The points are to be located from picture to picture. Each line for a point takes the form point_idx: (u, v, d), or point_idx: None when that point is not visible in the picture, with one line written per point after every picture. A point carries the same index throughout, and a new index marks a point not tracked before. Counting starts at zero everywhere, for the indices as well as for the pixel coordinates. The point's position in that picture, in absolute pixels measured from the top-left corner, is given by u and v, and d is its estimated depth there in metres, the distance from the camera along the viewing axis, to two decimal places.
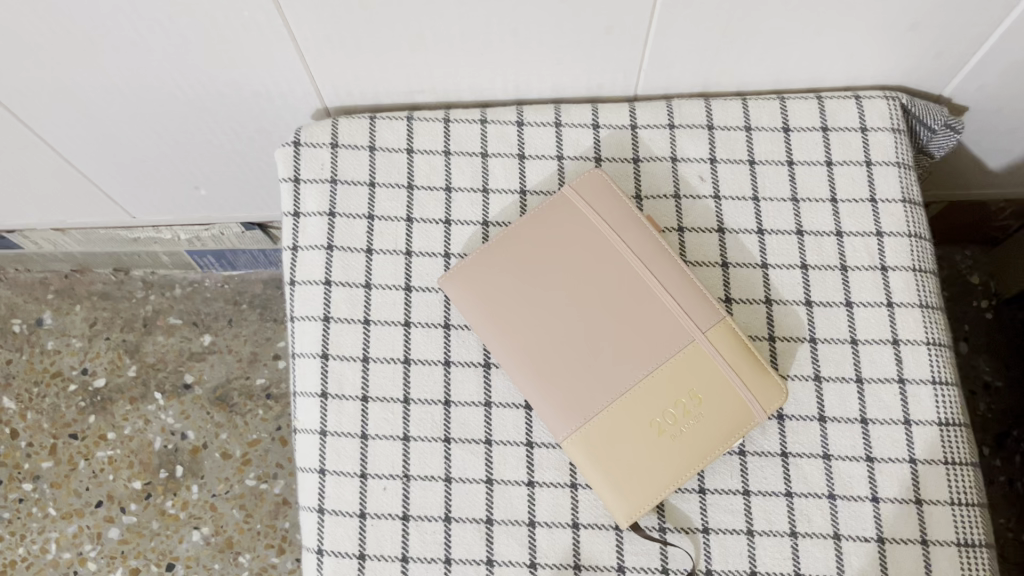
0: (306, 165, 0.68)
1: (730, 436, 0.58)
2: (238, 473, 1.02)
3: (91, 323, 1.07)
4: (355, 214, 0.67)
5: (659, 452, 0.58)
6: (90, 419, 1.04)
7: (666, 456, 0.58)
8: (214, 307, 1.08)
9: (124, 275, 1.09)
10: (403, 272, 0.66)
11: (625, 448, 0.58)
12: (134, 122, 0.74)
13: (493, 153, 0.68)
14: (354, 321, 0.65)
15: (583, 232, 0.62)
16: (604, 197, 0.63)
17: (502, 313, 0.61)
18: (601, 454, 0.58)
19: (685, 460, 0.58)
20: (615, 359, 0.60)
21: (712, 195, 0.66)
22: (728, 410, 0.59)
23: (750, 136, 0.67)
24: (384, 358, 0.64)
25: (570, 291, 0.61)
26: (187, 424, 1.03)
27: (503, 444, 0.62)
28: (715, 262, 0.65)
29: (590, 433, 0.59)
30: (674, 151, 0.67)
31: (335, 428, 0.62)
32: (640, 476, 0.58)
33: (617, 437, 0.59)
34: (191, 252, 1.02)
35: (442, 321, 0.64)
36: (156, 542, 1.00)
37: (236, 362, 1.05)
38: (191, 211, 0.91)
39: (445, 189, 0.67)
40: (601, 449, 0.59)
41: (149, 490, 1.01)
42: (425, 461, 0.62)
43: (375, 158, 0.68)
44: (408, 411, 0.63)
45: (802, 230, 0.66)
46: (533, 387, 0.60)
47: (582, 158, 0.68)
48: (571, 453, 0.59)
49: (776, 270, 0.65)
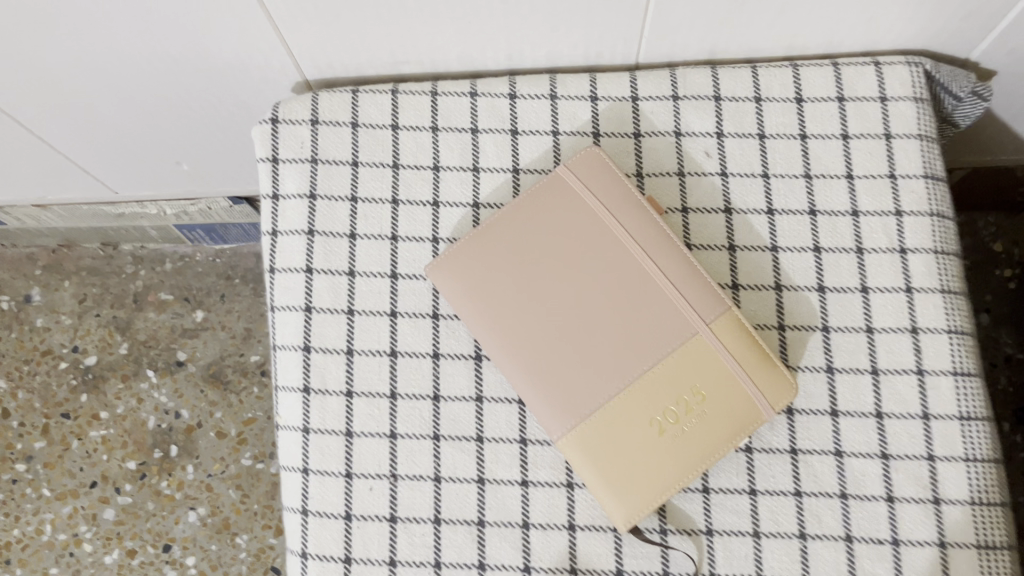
0: (285, 143, 0.63)
1: (736, 436, 0.55)
2: (234, 453, 0.99)
3: (81, 299, 1.04)
4: (338, 196, 0.63)
5: (661, 453, 0.55)
6: (82, 399, 1.01)
7: (668, 457, 0.54)
8: (206, 282, 1.04)
9: (113, 250, 1.05)
10: (389, 258, 0.62)
11: (624, 449, 0.55)
12: (106, 98, 0.69)
13: (483, 129, 0.63)
14: (337, 311, 0.61)
15: (578, 216, 0.58)
16: (600, 176, 0.58)
17: (492, 305, 0.58)
18: (597, 456, 0.55)
19: (688, 461, 0.54)
20: (614, 354, 0.56)
21: (719, 172, 0.62)
22: (735, 406, 0.55)
23: (760, 108, 0.63)
24: (370, 350, 0.60)
25: (565, 280, 0.57)
26: (180, 403, 1.01)
27: (495, 442, 0.59)
28: (721, 245, 0.61)
29: (587, 433, 0.55)
30: (678, 124, 0.63)
31: (319, 426, 0.59)
32: (639, 478, 0.55)
33: (615, 438, 0.55)
34: (180, 226, 0.98)
35: (431, 311, 0.61)
36: (152, 523, 0.98)
37: (230, 339, 1.03)
38: (175, 186, 0.87)
39: (433, 168, 0.63)
40: (598, 450, 0.55)
41: (144, 470, 0.99)
42: (413, 460, 0.59)
43: (358, 136, 0.64)
44: (395, 407, 0.59)
45: (815, 210, 0.61)
46: (527, 384, 0.56)
47: (579, 133, 0.63)
48: (567, 455, 0.56)
49: (787, 253, 0.61)
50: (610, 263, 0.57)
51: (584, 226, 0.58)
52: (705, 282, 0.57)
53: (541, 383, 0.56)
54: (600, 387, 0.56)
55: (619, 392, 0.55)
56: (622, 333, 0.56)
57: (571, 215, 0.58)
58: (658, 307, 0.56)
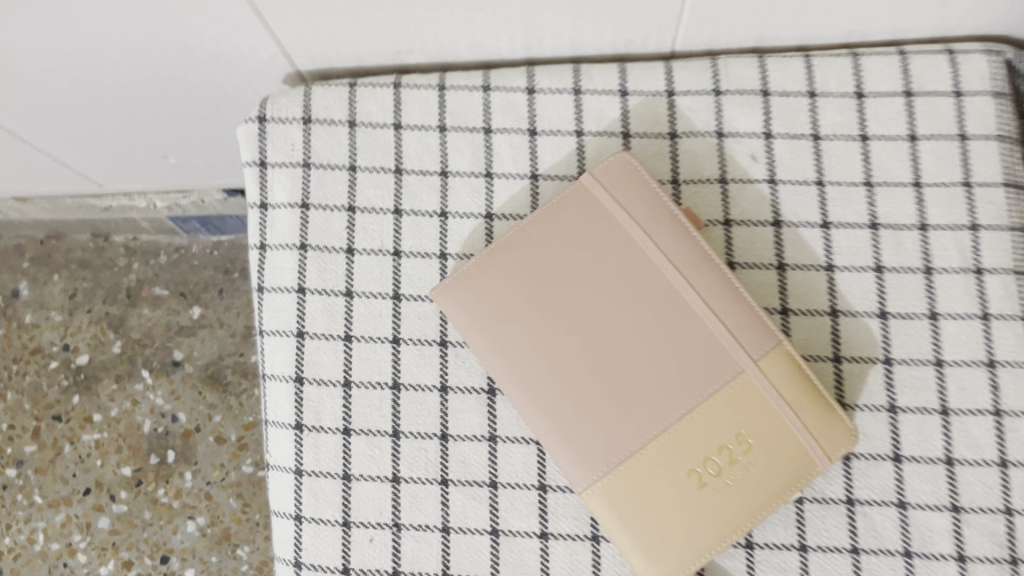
0: (273, 145, 0.56)
1: (787, 490, 0.48)
2: (234, 459, 0.94)
3: (71, 294, 0.98)
4: (333, 206, 0.56)
5: (700, 509, 0.48)
6: (74, 400, 0.96)
7: (708, 514, 0.48)
8: (203, 276, 0.98)
9: (104, 241, 0.99)
10: (391, 276, 0.55)
11: (657, 503, 0.48)
12: (77, 90, 0.62)
13: (498, 128, 0.56)
14: (333, 337, 0.54)
15: (606, 234, 0.51)
16: (632, 188, 0.51)
17: (508, 337, 0.51)
18: (628, 511, 0.48)
19: (732, 519, 0.48)
20: (647, 394, 0.49)
21: (767, 179, 0.54)
22: (785, 457, 0.48)
23: (815, 105, 0.55)
24: (369, 382, 0.54)
25: (591, 307, 0.50)
26: (177, 405, 0.95)
27: (510, 488, 0.52)
28: (769, 263, 0.53)
29: (615, 484, 0.48)
30: (720, 124, 0.55)
31: (312, 467, 0.53)
32: (676, 538, 0.48)
33: (648, 490, 0.48)
34: (173, 218, 0.92)
35: (438, 337, 0.54)
36: (150, 533, 0.93)
37: (229, 337, 0.96)
38: (164, 179, 0.80)
39: (440, 174, 0.56)
40: (628, 503, 0.48)
41: (140, 477, 0.94)
42: (418, 507, 0.52)
43: (356, 136, 0.56)
44: (398, 447, 0.53)
45: (877, 224, 0.53)
46: (548, 427, 0.50)
47: (607, 133, 0.55)
48: (593, 509, 0.49)
49: (844, 273, 0.53)
50: (643, 288, 0.50)
51: (613, 245, 0.51)
52: (752, 312, 0.49)
53: (564, 426, 0.50)
54: (631, 432, 0.49)
55: (652, 438, 0.49)
56: (656, 370, 0.49)
57: (598, 233, 0.51)
58: (698, 340, 0.49)
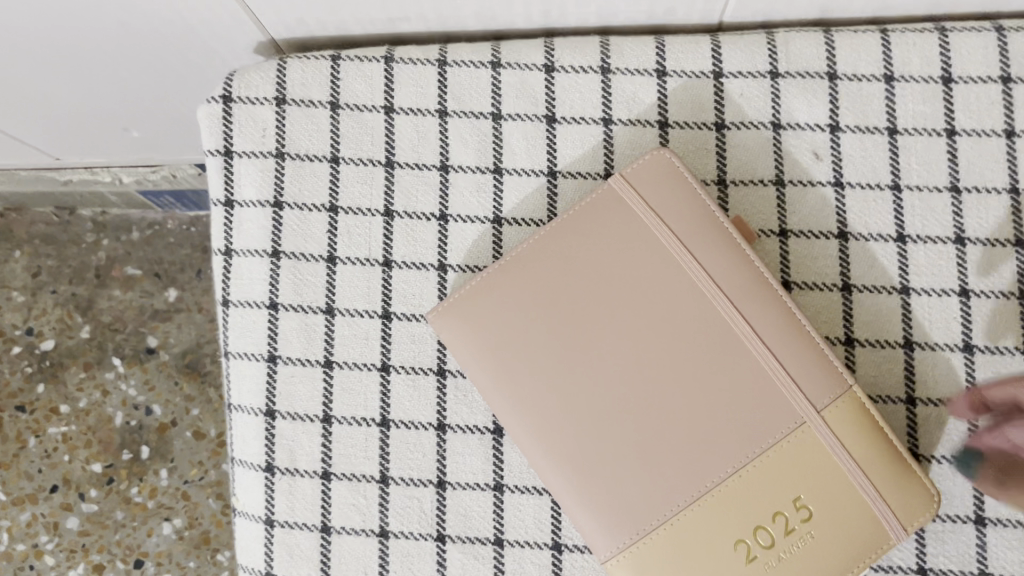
0: (240, 131, 0.47)
1: (852, 565, 0.40)
2: (214, 457, 0.86)
3: (34, 273, 0.89)
4: (312, 206, 0.47)
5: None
6: (39, 389, 0.88)
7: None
8: (180, 255, 0.89)
9: (70, 215, 0.89)
10: (380, 292, 0.46)
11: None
12: (11, 58, 0.52)
13: (509, 114, 0.47)
14: (310, 364, 0.46)
15: (640, 252, 0.42)
16: (676, 196, 0.42)
17: (519, 375, 0.42)
18: None
19: None
20: (687, 447, 0.41)
21: (831, 182, 0.45)
22: (852, 523, 0.40)
23: (892, 92, 0.45)
24: (352, 418, 0.45)
25: (621, 341, 0.42)
26: (152, 397, 0.87)
27: (519, 547, 0.44)
28: (833, 283, 0.45)
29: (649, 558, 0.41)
30: (777, 113, 0.46)
31: (286, 517, 0.45)
32: None
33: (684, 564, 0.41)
34: (144, 192, 0.82)
35: (435, 366, 0.45)
36: (122, 535, 0.86)
37: (208, 323, 0.88)
38: (128, 154, 0.71)
39: (440, 169, 0.47)
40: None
41: (111, 474, 0.86)
42: (411, 567, 0.44)
43: (339, 121, 0.47)
44: (386, 496, 0.45)
45: (964, 238, 0.44)
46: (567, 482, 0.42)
47: (640, 122, 0.46)
48: None
49: (923, 298, 0.44)
50: (686, 320, 0.41)
51: (651, 266, 0.42)
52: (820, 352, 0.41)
53: (586, 482, 0.42)
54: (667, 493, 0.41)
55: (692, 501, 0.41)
56: (700, 418, 0.41)
57: (633, 250, 0.42)
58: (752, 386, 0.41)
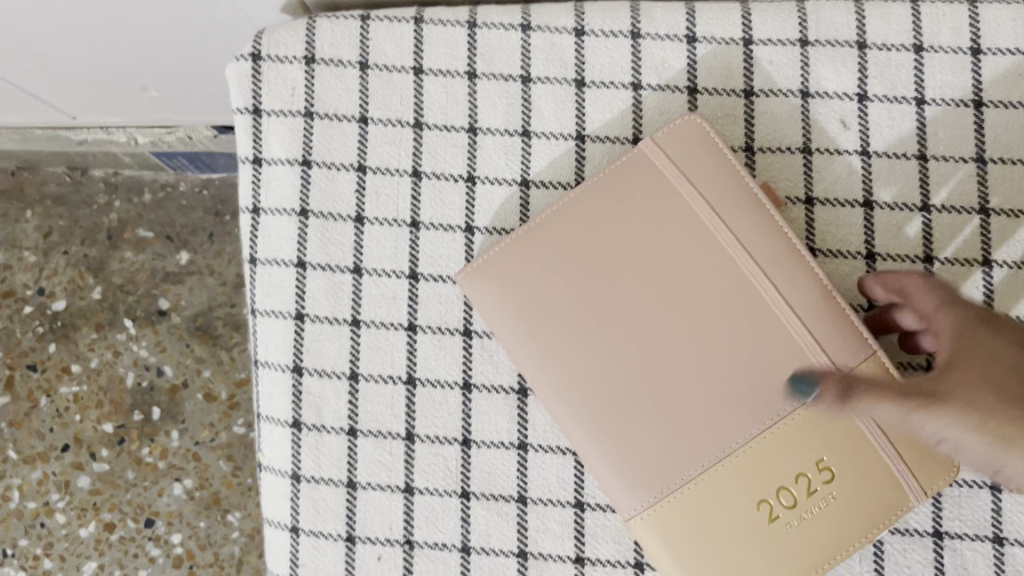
0: (269, 89, 0.47)
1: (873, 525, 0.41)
2: (225, 419, 0.87)
3: (46, 233, 0.89)
4: (341, 165, 0.47)
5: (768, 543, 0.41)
6: (50, 349, 0.88)
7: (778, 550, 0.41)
8: (192, 218, 0.89)
9: (82, 176, 0.89)
10: (408, 252, 0.47)
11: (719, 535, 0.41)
12: (37, 14, 0.52)
13: (538, 78, 0.47)
14: (338, 322, 0.46)
15: (670, 215, 0.42)
16: (708, 165, 0.42)
17: (547, 334, 0.43)
18: (685, 543, 0.42)
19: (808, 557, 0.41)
20: (712, 411, 0.42)
21: (858, 151, 0.46)
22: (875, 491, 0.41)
23: (921, 62, 0.45)
24: (379, 376, 0.46)
25: (649, 303, 0.42)
26: (163, 358, 0.87)
27: (542, 505, 0.45)
28: (858, 251, 0.45)
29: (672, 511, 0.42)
30: (806, 81, 0.46)
31: (312, 473, 0.45)
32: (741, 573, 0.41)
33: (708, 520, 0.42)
34: (157, 154, 0.82)
35: (462, 327, 0.46)
36: (133, 494, 0.86)
37: (220, 287, 0.88)
38: (144, 114, 0.71)
39: (468, 131, 0.47)
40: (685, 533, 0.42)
41: (122, 435, 0.87)
42: (435, 523, 0.45)
43: (368, 82, 0.47)
44: (412, 453, 0.45)
45: (988, 207, 0.45)
46: (593, 443, 0.42)
47: (669, 88, 0.46)
48: (641, 539, 0.42)
49: (946, 266, 0.45)
50: (715, 286, 0.42)
51: (681, 233, 0.42)
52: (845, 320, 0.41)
53: (612, 443, 0.42)
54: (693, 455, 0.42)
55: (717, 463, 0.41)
56: (725, 383, 0.42)
57: (663, 217, 0.42)
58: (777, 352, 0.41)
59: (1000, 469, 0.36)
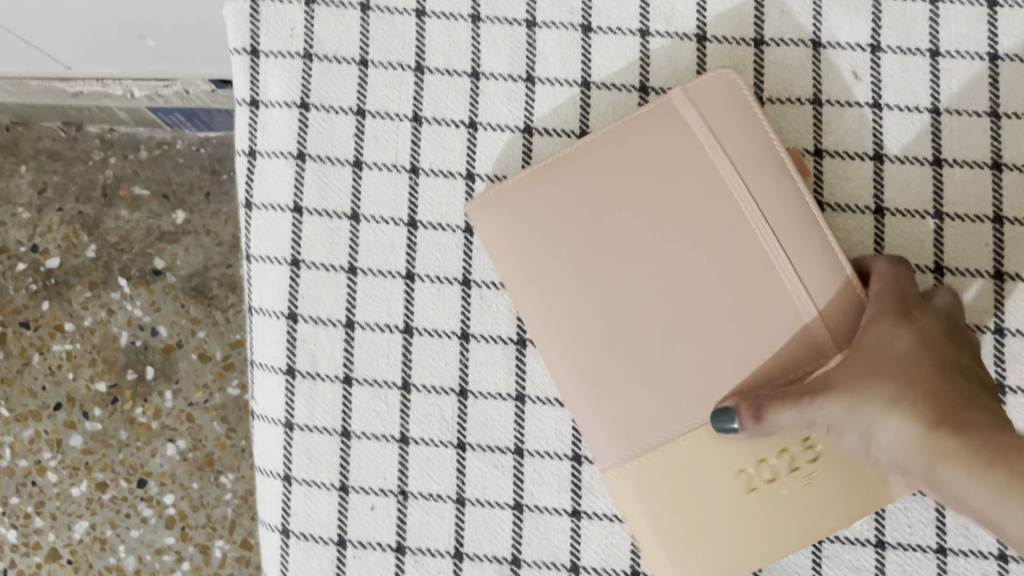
0: (267, 28, 0.46)
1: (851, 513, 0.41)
2: (219, 380, 0.86)
3: (40, 189, 0.88)
4: (340, 108, 0.46)
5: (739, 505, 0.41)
6: (43, 306, 0.87)
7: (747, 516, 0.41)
8: (188, 176, 0.88)
9: (77, 131, 0.88)
10: (407, 199, 0.46)
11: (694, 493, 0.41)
12: None
13: (543, 22, 0.46)
14: (334, 269, 0.45)
15: (687, 162, 0.41)
16: (735, 120, 0.41)
17: (546, 276, 0.42)
18: (661, 508, 0.42)
19: (781, 531, 0.41)
20: (708, 373, 0.41)
21: (869, 103, 0.45)
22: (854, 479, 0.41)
23: (936, 13, 0.44)
24: (376, 324, 0.45)
25: (654, 249, 0.41)
26: (158, 318, 0.87)
27: (539, 457, 0.44)
28: (867, 206, 0.44)
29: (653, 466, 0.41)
30: (818, 31, 0.45)
31: (306, 421, 0.45)
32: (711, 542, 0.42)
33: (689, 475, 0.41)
34: (154, 109, 0.81)
35: (460, 276, 0.45)
36: (126, 454, 0.86)
37: (216, 247, 0.87)
38: (140, 64, 0.69)
39: (471, 75, 0.46)
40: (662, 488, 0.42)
41: (115, 394, 0.86)
42: (430, 473, 0.44)
43: (369, 23, 0.46)
44: (408, 403, 0.45)
45: (1000, 163, 0.44)
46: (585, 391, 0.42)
47: (678, 35, 0.45)
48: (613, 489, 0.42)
49: (956, 222, 0.44)
50: (724, 245, 0.41)
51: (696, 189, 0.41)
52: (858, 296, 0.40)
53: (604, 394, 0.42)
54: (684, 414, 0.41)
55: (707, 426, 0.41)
56: (726, 345, 0.40)
57: (680, 171, 0.41)
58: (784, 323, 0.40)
59: (871, 427, 0.36)
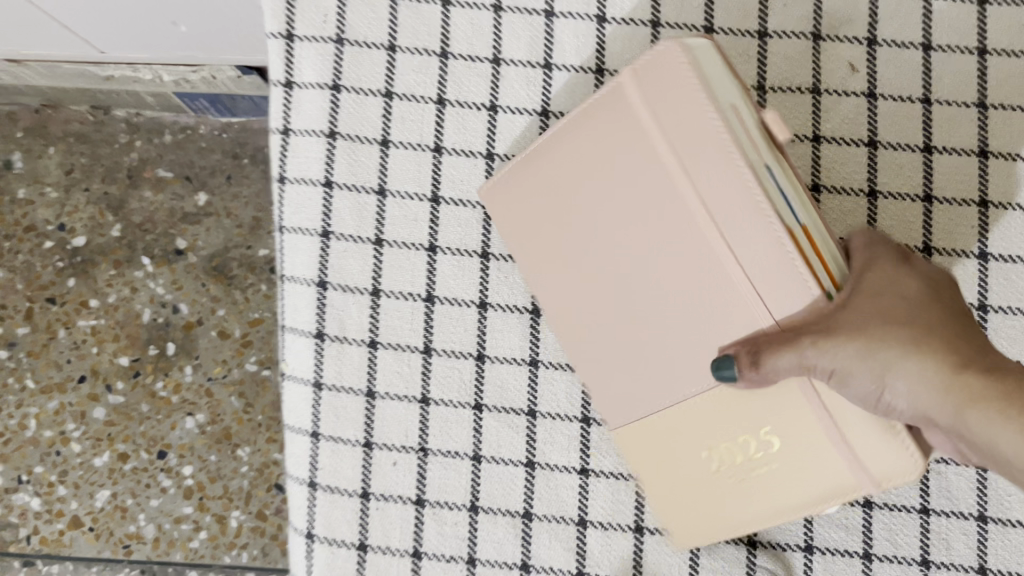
0: (302, 14, 0.48)
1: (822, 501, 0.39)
2: (237, 356, 0.89)
3: (67, 170, 0.91)
4: (368, 90, 0.49)
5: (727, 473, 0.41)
6: (69, 283, 0.90)
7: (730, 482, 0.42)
8: (210, 160, 0.91)
9: (104, 115, 0.91)
10: (431, 176, 0.49)
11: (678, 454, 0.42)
12: None
13: (561, 12, 0.49)
14: (361, 240, 0.48)
15: (632, 150, 0.40)
16: (677, 100, 0.38)
17: (539, 257, 0.45)
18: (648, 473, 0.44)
19: (756, 510, 0.41)
20: (683, 357, 0.40)
21: (866, 92, 0.48)
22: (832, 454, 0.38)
23: (929, 10, 0.48)
24: (400, 293, 0.48)
25: (615, 237, 0.42)
26: (179, 296, 0.90)
27: (551, 419, 0.47)
28: (860, 189, 0.47)
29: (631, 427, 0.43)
30: (818, 25, 0.48)
31: (333, 381, 0.48)
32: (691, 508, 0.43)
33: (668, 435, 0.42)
34: (180, 94, 0.84)
35: (480, 249, 0.48)
36: (147, 427, 0.89)
37: (236, 228, 0.90)
38: (173, 49, 0.73)
39: (492, 62, 0.49)
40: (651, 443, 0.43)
41: (137, 368, 0.89)
42: (448, 432, 0.48)
43: (398, 12, 0.49)
44: (429, 366, 0.48)
45: (987, 151, 0.47)
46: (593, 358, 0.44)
47: (687, 27, 0.48)
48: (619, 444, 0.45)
49: (944, 205, 0.47)
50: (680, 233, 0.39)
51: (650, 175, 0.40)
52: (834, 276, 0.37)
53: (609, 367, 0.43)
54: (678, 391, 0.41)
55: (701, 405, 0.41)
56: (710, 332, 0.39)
57: (635, 156, 0.40)
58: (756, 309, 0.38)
59: (887, 373, 0.35)
